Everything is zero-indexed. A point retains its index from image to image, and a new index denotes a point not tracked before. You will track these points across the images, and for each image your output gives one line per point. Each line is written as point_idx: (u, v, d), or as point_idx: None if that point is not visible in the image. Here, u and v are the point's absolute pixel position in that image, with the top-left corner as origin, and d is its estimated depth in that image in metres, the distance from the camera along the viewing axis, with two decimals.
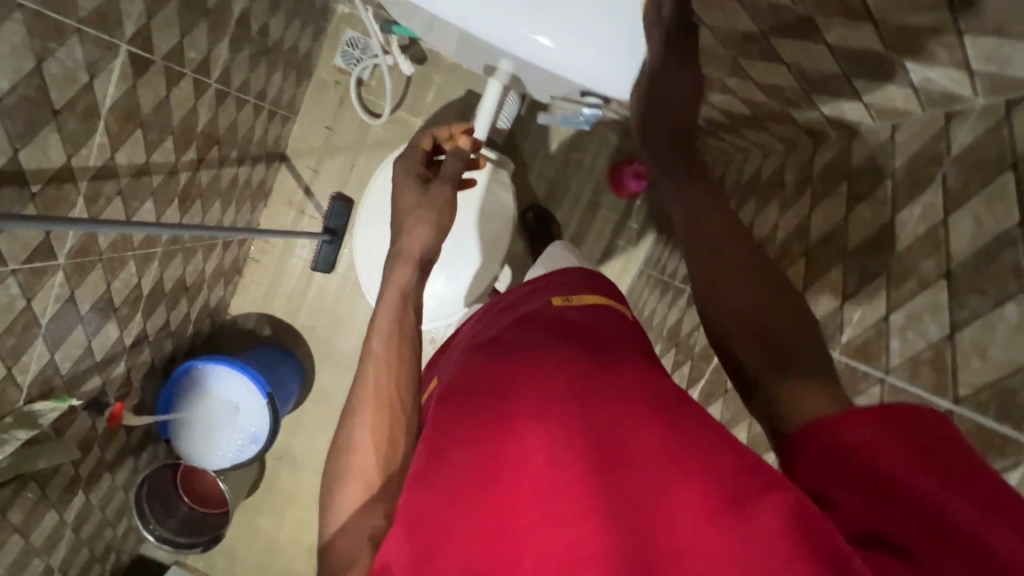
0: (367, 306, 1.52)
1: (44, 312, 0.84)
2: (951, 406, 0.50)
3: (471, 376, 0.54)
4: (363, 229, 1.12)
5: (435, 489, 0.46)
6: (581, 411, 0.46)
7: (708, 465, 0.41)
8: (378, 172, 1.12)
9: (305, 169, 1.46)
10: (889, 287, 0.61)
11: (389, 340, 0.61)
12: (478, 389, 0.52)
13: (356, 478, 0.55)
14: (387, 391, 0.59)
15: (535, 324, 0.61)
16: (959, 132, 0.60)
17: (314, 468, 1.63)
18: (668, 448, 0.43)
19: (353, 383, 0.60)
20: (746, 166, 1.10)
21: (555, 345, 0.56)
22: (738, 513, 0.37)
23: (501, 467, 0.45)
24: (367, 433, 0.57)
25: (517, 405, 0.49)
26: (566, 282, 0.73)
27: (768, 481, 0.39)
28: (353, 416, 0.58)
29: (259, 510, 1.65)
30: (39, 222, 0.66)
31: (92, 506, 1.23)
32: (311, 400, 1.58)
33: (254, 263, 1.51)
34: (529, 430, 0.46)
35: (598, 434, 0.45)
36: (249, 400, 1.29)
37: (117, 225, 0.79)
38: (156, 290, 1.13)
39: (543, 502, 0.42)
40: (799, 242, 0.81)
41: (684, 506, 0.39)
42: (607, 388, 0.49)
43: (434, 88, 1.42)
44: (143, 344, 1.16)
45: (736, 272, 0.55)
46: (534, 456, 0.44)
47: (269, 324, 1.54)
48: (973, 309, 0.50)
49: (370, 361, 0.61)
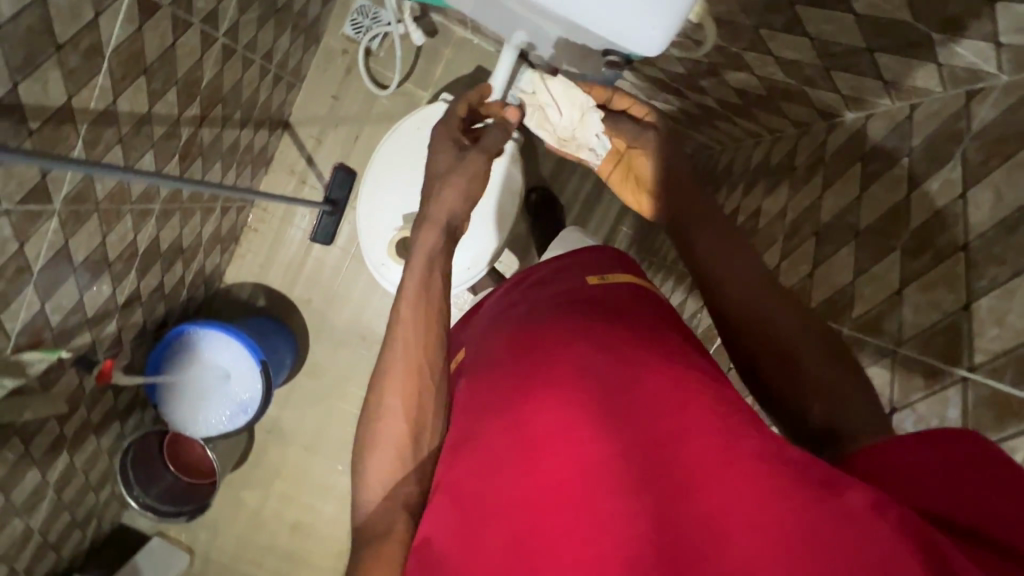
0: (365, 280, 1.50)
1: (35, 259, 0.81)
2: (967, 372, 0.51)
3: (512, 363, 0.54)
4: (370, 197, 1.07)
5: (476, 464, 0.48)
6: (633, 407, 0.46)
7: (751, 448, 0.43)
8: (388, 136, 1.07)
9: (308, 138, 1.44)
10: (903, 262, 0.61)
11: (417, 312, 0.63)
12: (523, 377, 0.51)
13: (389, 442, 0.58)
14: (415, 353, 0.61)
15: (572, 303, 0.60)
16: (980, 109, 0.60)
17: (304, 442, 1.61)
18: (725, 441, 0.44)
19: (380, 352, 0.62)
20: (754, 153, 1.09)
21: (591, 322, 0.56)
22: (792, 496, 0.39)
23: (542, 445, 0.46)
24: (398, 400, 0.60)
25: (557, 384, 0.49)
26: (596, 260, 0.72)
27: (828, 476, 0.40)
28: (382, 381, 0.61)
29: (245, 483, 1.63)
30: (38, 158, 0.64)
31: (75, 468, 1.21)
32: (303, 373, 1.56)
33: (252, 232, 1.49)
34: (570, 411, 0.47)
35: (652, 426, 0.45)
36: (243, 368, 1.27)
37: (116, 171, 0.76)
38: (152, 249, 1.11)
39: (598, 496, 0.42)
40: (810, 221, 0.81)
41: (745, 506, 0.39)
42: (656, 381, 0.49)
43: (443, 61, 1.40)
44: (135, 305, 1.13)
45: (782, 322, 0.61)
46: (575, 437, 0.45)
47: (264, 295, 1.51)
48: (993, 278, 0.51)
49: (400, 324, 0.63)
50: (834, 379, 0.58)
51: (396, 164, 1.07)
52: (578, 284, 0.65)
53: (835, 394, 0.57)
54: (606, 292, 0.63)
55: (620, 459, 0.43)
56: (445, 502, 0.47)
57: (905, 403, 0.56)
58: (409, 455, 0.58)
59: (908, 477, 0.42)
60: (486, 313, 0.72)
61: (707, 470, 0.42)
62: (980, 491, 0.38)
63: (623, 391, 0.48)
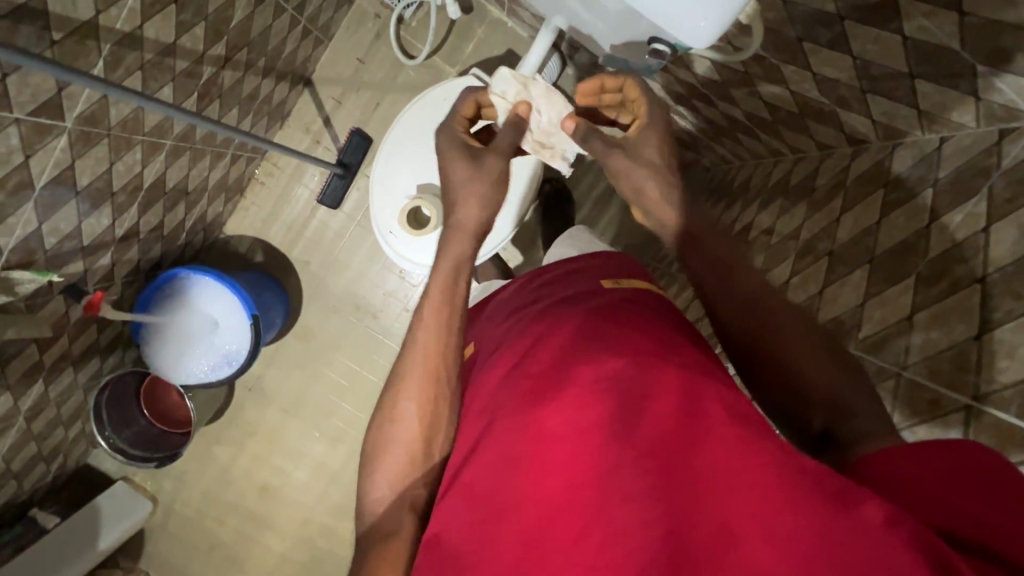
0: (366, 250, 1.49)
1: (39, 175, 0.79)
2: (971, 400, 0.53)
3: (528, 366, 0.55)
4: (384, 164, 1.05)
5: (484, 463, 0.50)
6: (642, 412, 0.47)
7: (765, 456, 0.42)
8: (411, 104, 1.04)
9: (328, 98, 1.41)
10: (916, 289, 0.62)
11: (438, 312, 0.63)
12: (537, 380, 0.53)
13: (400, 448, 0.60)
14: (434, 356, 0.62)
15: (587, 309, 0.61)
16: (1012, 148, 0.60)
17: (283, 405, 1.59)
18: (736, 448, 0.43)
19: (398, 352, 0.63)
20: (774, 171, 1.09)
21: (601, 326, 0.57)
22: (804, 504, 0.39)
23: (544, 448, 0.48)
24: (413, 403, 0.61)
25: (564, 388, 0.51)
26: (610, 266, 0.73)
27: (839, 489, 0.40)
28: (399, 381, 0.62)
29: (218, 438, 1.61)
30: (59, 67, 0.62)
31: (49, 399, 1.18)
32: (292, 335, 1.55)
33: (258, 185, 1.46)
34: (578, 415, 0.48)
35: (662, 429, 0.46)
36: (228, 316, 1.24)
37: (134, 95, 0.74)
38: (158, 186, 1.08)
39: (609, 500, 0.43)
40: (825, 240, 0.81)
41: (754, 514, 0.39)
42: (667, 385, 0.49)
43: (474, 40, 1.39)
44: (132, 241, 1.11)
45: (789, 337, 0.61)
46: (578, 438, 0.47)
47: (262, 251, 1.49)
48: (1009, 311, 0.51)
49: (419, 330, 0.63)
50: (836, 385, 0.58)
51: (417, 133, 1.04)
52: (596, 289, 0.66)
53: (835, 398, 0.57)
54: (622, 299, 0.64)
55: (622, 463, 0.44)
56: (457, 500, 0.50)
57: (904, 426, 0.58)
58: (416, 457, 0.60)
59: (903, 488, 0.43)
60: (507, 306, 0.72)
61: (711, 473, 0.42)
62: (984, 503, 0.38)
63: (628, 395, 0.48)
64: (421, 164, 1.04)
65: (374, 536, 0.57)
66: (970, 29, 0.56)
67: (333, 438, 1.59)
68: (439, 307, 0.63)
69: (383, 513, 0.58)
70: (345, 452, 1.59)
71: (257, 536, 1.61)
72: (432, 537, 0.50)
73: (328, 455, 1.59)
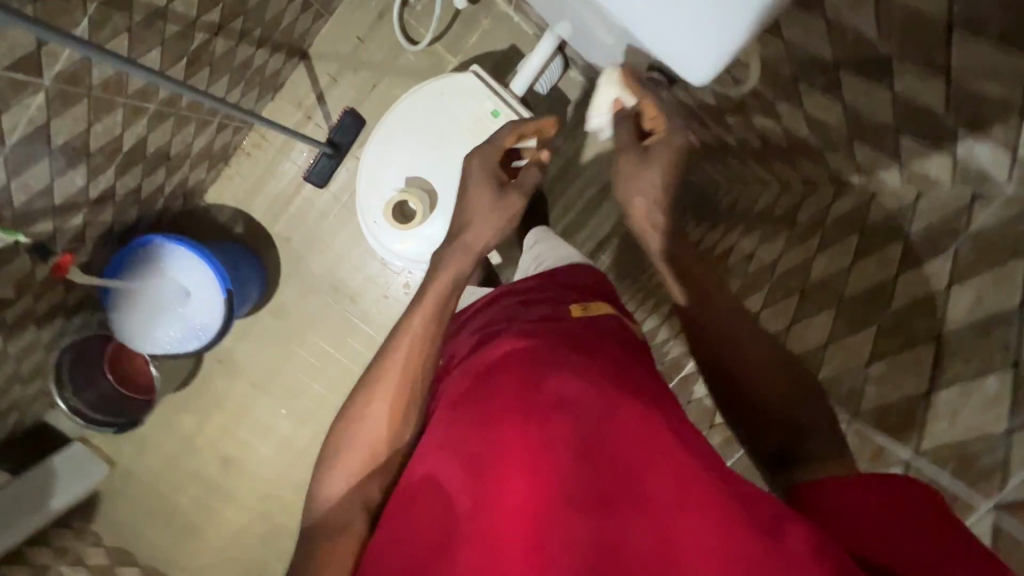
0: (350, 232, 1.47)
1: (13, 132, 0.76)
2: (911, 455, 0.58)
3: (491, 377, 0.56)
4: (375, 151, 1.03)
5: (447, 477, 0.52)
6: (601, 433, 0.49)
7: (709, 479, 0.47)
8: (407, 96, 1.02)
9: (323, 74, 1.38)
10: (877, 339, 0.65)
11: (427, 317, 0.64)
12: (498, 395, 0.54)
13: (363, 445, 0.61)
14: (416, 360, 0.63)
15: (552, 326, 0.62)
16: (981, 213, 0.62)
17: (252, 379, 1.57)
18: (688, 469, 0.47)
19: (378, 351, 0.63)
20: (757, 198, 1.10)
21: (563, 345, 0.58)
22: (744, 529, 0.43)
23: (509, 465, 0.49)
24: (383, 403, 0.62)
25: (527, 405, 0.52)
26: (580, 285, 0.76)
27: (775, 513, 0.45)
28: (373, 382, 0.62)
29: (183, 407, 1.59)
30: (38, 27, 0.59)
31: (8, 356, 1.14)
32: (267, 310, 1.53)
33: (244, 156, 1.43)
34: (541, 434, 0.50)
35: (619, 452, 0.49)
36: (201, 288, 1.22)
37: (117, 59, 0.71)
38: (138, 149, 1.05)
39: (569, 521, 0.46)
40: (799, 276, 0.83)
41: (697, 536, 0.44)
42: (626, 406, 0.51)
43: (478, 31, 1.37)
44: (107, 203, 1.08)
45: (774, 365, 0.63)
46: (540, 454, 0.49)
47: (243, 223, 1.45)
48: (956, 374, 0.56)
49: (403, 331, 0.64)
50: (801, 408, 0.61)
51: (411, 125, 1.02)
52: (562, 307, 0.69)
53: (794, 419, 0.61)
54: (587, 320, 0.66)
55: (584, 488, 0.47)
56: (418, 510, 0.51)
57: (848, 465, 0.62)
58: (378, 458, 0.61)
59: (835, 517, 0.51)
60: (477, 316, 0.73)
61: (667, 501, 0.46)
62: (904, 533, 0.47)
63: (592, 420, 0.50)
64: (413, 155, 1.02)
65: (323, 530, 0.58)
66: (955, 96, 0.57)
67: (300, 417, 1.58)
68: (427, 314, 0.64)
69: (336, 507, 0.59)
70: (311, 431, 1.59)
71: (216, 507, 1.61)
72: (390, 543, 0.51)
73: (294, 433, 1.59)
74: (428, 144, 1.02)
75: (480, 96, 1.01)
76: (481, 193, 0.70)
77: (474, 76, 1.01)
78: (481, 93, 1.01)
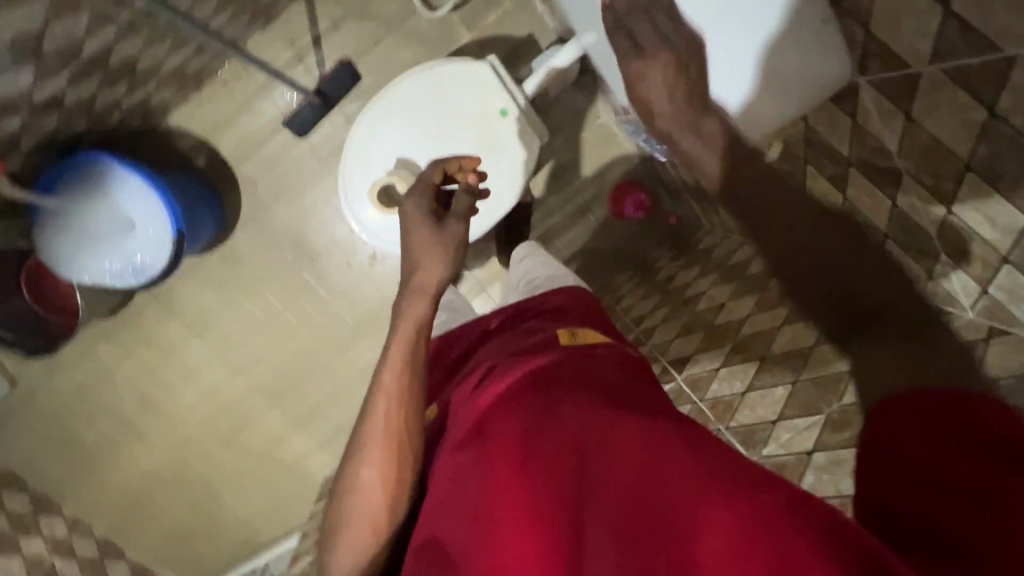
0: (323, 191, 1.39)
1: None
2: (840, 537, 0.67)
3: (487, 430, 0.59)
4: (367, 124, 0.97)
5: (457, 537, 0.54)
6: (595, 463, 0.50)
7: (705, 471, 0.43)
8: (408, 77, 0.96)
9: (324, 16, 1.27)
10: (825, 429, 0.70)
11: (395, 372, 0.69)
12: (496, 449, 0.56)
13: (365, 512, 0.67)
14: (394, 419, 0.68)
15: (538, 365, 0.64)
16: None
17: (188, 322, 1.48)
18: (684, 469, 0.44)
19: (362, 417, 0.69)
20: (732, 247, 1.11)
21: (551, 387, 0.60)
22: (739, 507, 0.39)
23: (517, 520, 0.51)
24: (375, 468, 0.67)
25: (525, 459, 0.54)
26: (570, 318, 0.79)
27: (782, 494, 0.39)
28: (362, 447, 0.68)
29: (105, 336, 1.47)
30: None
31: None
32: (218, 253, 1.43)
33: (219, 84, 1.30)
34: (543, 484, 0.52)
35: (612, 475, 0.48)
36: (146, 223, 1.11)
37: None
38: (98, 58, 0.93)
39: (591, 562, 0.45)
40: (758, 344, 0.84)
41: (707, 530, 0.39)
42: (615, 430, 0.51)
43: (499, 12, 1.30)
44: (51, 112, 0.96)
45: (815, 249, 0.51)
46: (550, 503, 0.51)
47: (206, 156, 1.34)
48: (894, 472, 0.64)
49: (379, 392, 0.69)
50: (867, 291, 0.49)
51: (412, 106, 0.96)
52: (549, 340, 0.71)
53: (849, 301, 0.49)
54: (576, 351, 0.68)
55: (589, 516, 0.47)
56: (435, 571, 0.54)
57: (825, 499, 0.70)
58: (381, 524, 0.67)
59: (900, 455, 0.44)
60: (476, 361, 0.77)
61: (668, 504, 0.43)
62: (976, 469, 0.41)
63: (580, 447, 0.52)
64: (408, 138, 0.97)
65: None
66: (948, 228, 0.58)
67: (234, 369, 1.51)
68: (397, 367, 0.68)
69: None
70: (244, 386, 1.52)
71: (127, 446, 1.52)
72: None
73: (226, 385, 1.52)
74: (425, 129, 0.97)
75: (488, 92, 0.96)
76: (421, 231, 0.72)
77: (485, 68, 0.95)
78: (489, 87, 0.96)
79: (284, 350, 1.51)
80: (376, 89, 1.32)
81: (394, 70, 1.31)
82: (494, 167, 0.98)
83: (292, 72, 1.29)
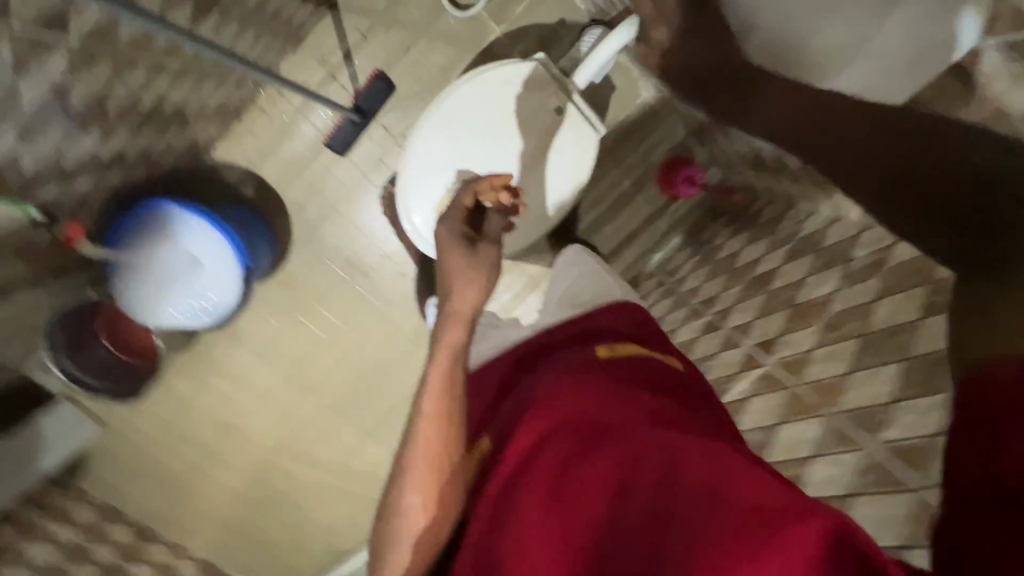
0: (370, 205, 1.39)
1: None
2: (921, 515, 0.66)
3: (529, 442, 0.60)
4: (419, 136, 0.97)
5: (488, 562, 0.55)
6: (632, 480, 0.53)
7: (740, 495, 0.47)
8: (460, 84, 0.97)
9: (352, 29, 1.25)
10: None
11: (438, 399, 0.68)
12: (536, 465, 0.58)
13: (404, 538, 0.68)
14: (435, 445, 0.69)
15: (577, 377, 0.67)
16: None
17: (255, 348, 1.51)
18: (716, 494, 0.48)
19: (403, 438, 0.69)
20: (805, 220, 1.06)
21: (592, 396, 0.62)
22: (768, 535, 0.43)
23: (541, 534, 0.53)
24: (415, 495, 0.68)
25: (563, 471, 0.56)
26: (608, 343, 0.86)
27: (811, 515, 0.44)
28: (401, 475, 0.69)
29: (179, 371, 1.52)
30: None
31: None
32: (274, 279, 1.45)
33: (258, 112, 1.30)
34: (580, 497, 0.54)
35: (652, 494, 0.51)
36: (217, 262, 1.13)
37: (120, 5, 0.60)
38: (150, 107, 0.93)
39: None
40: None
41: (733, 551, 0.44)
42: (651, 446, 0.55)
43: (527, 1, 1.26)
44: (115, 166, 0.96)
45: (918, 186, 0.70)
46: (581, 516, 0.53)
47: (253, 185, 1.35)
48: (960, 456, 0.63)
49: (421, 408, 0.69)
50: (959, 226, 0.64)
51: (467, 113, 0.97)
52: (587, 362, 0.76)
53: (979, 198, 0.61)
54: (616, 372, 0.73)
55: (622, 526, 0.51)
56: None
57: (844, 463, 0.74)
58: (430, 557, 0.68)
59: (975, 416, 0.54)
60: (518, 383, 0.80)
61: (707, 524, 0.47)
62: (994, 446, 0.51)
63: (622, 480, 0.53)
64: (463, 146, 0.97)
65: None
66: None
67: (303, 389, 1.55)
68: (436, 385, 0.69)
69: None
70: (315, 404, 1.56)
71: (212, 471, 1.58)
72: None
73: (297, 405, 1.56)
74: (479, 135, 0.97)
75: (538, 92, 0.97)
76: (454, 253, 0.72)
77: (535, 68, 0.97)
78: (539, 87, 0.97)
79: (349, 366, 1.54)
80: (412, 98, 1.30)
81: (428, 75, 1.29)
82: (549, 166, 0.99)
83: (327, 90, 1.27)
